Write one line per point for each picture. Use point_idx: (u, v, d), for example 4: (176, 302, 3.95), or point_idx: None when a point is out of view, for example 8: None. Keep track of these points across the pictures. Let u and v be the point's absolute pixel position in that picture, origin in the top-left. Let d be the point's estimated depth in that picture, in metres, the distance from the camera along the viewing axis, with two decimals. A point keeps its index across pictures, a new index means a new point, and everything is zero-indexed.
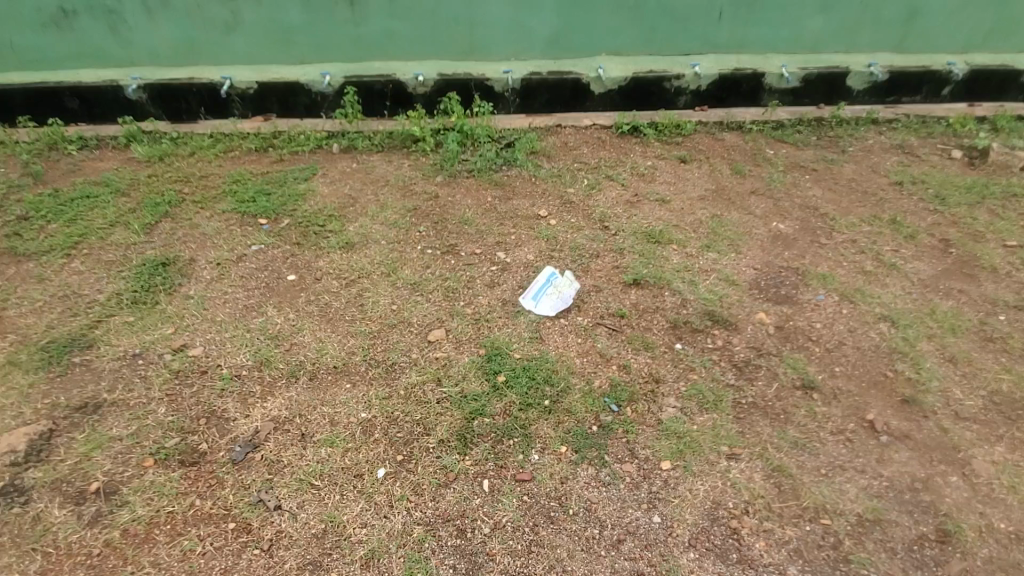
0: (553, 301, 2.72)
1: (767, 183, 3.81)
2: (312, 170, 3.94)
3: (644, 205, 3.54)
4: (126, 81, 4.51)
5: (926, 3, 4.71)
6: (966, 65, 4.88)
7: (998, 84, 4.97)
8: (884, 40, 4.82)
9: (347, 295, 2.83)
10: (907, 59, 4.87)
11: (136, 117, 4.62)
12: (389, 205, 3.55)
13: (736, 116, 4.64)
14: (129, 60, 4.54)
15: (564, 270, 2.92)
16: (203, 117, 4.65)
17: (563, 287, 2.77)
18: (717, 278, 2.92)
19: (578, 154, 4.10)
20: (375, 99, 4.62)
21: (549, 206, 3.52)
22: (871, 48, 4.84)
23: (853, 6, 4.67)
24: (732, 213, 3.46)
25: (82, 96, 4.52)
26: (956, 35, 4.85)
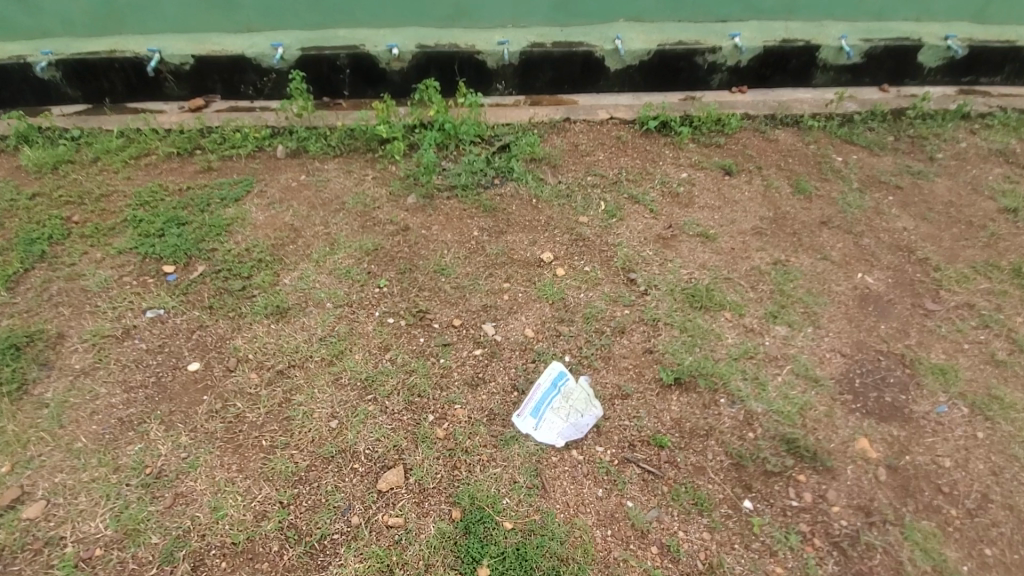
0: (561, 424, 1.88)
1: (842, 207, 2.90)
2: (245, 185, 3.02)
3: (682, 243, 2.64)
4: (34, 58, 3.51)
5: None
6: None
7: None
8: (961, 10, 3.84)
9: (266, 406, 1.98)
10: (988, 31, 3.85)
11: (53, 102, 3.64)
12: (341, 242, 2.65)
13: (789, 105, 3.65)
14: (42, 32, 3.58)
15: (581, 375, 2.05)
16: (131, 100, 3.65)
17: (577, 403, 1.93)
18: (792, 373, 2.07)
19: (592, 162, 3.13)
20: (330, 78, 3.62)
21: (555, 245, 2.63)
22: (946, 18, 3.85)
23: None
24: (801, 259, 2.57)
25: None
26: None
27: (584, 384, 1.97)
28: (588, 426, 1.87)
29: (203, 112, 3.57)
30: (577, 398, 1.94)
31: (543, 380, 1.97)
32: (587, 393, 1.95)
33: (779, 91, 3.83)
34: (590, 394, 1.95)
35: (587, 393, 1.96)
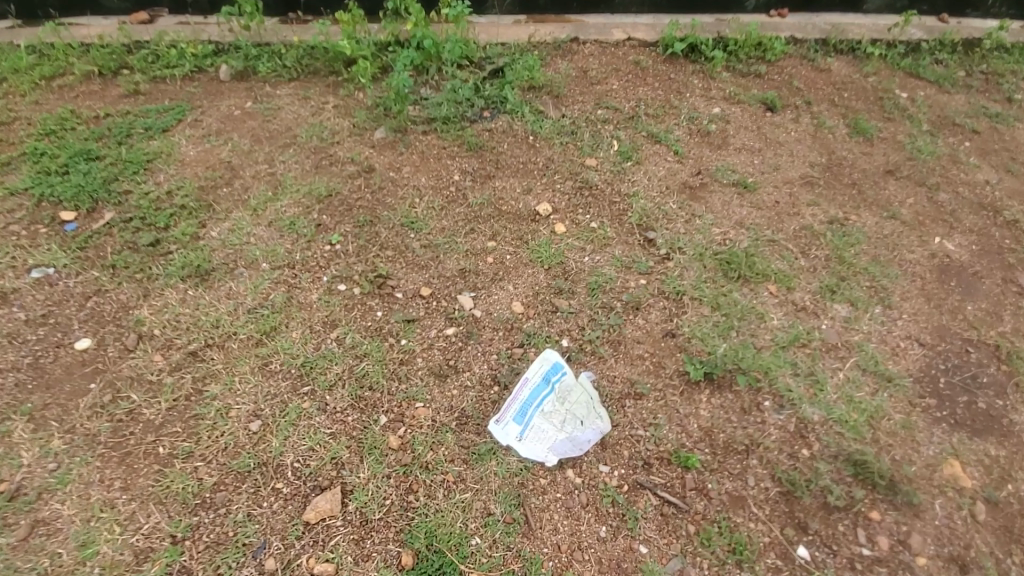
0: (553, 436, 1.44)
1: (913, 153, 2.33)
2: (177, 112, 2.45)
3: (713, 194, 2.10)
4: None
5: None
6: None
7: None
8: None
9: (165, 396, 1.53)
10: None
11: None
12: (288, 184, 2.11)
13: (844, 29, 2.97)
14: None
15: (582, 370, 1.58)
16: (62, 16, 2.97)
17: (575, 408, 1.48)
18: (856, 367, 1.60)
19: (604, 92, 2.53)
20: None
21: (554, 195, 2.09)
22: None
23: None
24: (863, 217, 2.03)
25: None
26: None
27: (586, 384, 1.51)
28: (590, 441, 1.43)
29: (152, 26, 2.93)
30: (576, 401, 1.49)
31: (532, 374, 1.51)
32: (590, 394, 1.50)
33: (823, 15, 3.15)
34: (594, 396, 1.50)
35: (590, 394, 1.50)
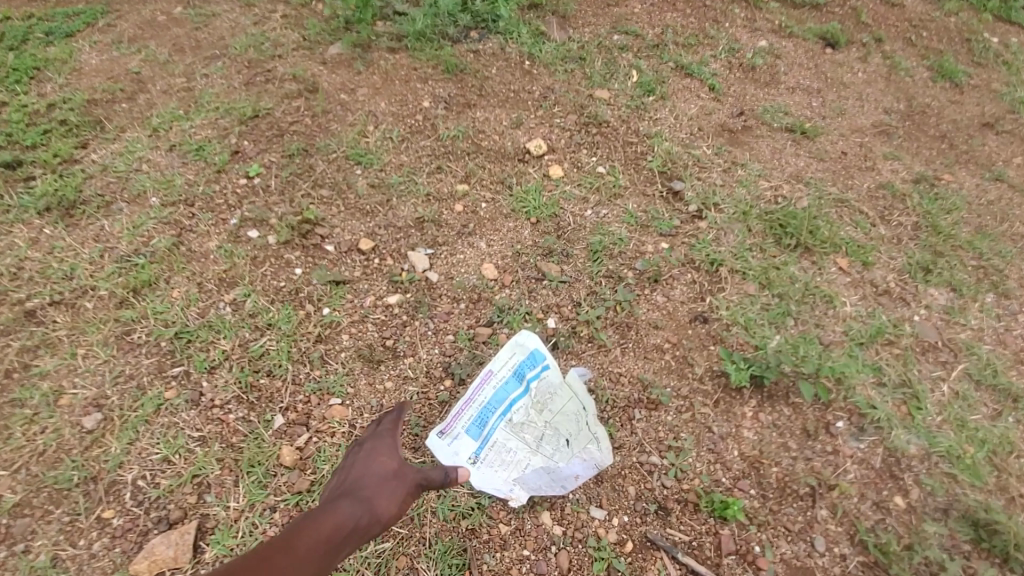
0: (524, 463, 0.99)
1: (1015, 104, 1.80)
2: (86, 15, 1.94)
3: (760, 139, 1.60)
4: None
5: None
6: None
7: None
8: None
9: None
10: None
11: None
12: (205, 101, 1.61)
13: None
14: None
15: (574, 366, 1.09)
16: None
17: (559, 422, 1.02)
18: (966, 377, 1.12)
19: (623, 15, 1.99)
20: None
21: (551, 131, 1.59)
22: None
23: None
24: (959, 177, 1.52)
25: None
26: None
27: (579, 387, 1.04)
28: (579, 474, 0.97)
29: None
30: (562, 411, 1.02)
31: (498, 367, 1.04)
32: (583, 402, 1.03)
33: None
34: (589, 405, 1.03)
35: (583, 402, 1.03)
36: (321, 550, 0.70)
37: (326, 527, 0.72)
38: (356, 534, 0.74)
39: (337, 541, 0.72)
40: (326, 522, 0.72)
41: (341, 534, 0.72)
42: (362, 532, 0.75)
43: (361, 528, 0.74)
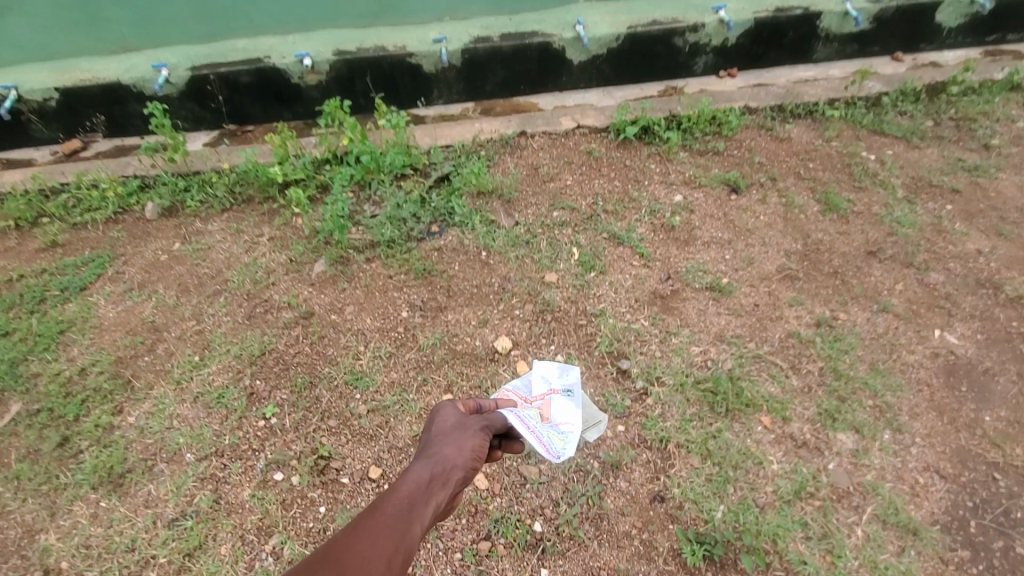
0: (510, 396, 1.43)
1: (892, 224, 2.15)
2: (96, 265, 2.20)
3: (687, 302, 1.92)
4: None
5: None
6: None
7: None
8: None
9: None
10: None
11: (27, 142, 3.35)
12: (216, 345, 1.88)
13: (800, 91, 2.77)
14: None
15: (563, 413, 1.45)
16: (101, 139, 3.37)
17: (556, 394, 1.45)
18: (875, 520, 1.42)
19: (558, 190, 2.37)
20: (270, 100, 3.30)
21: (513, 324, 1.89)
22: None
23: None
24: (852, 313, 1.84)
25: None
26: None
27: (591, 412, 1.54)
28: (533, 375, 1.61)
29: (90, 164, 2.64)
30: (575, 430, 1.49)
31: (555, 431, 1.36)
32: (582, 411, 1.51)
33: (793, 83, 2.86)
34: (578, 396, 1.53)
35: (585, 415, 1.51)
36: (417, 493, 1.02)
37: (414, 481, 1.04)
38: (436, 478, 1.07)
39: (425, 486, 1.04)
40: (413, 479, 1.05)
41: (426, 482, 1.05)
42: (441, 477, 1.08)
43: (438, 475, 1.07)
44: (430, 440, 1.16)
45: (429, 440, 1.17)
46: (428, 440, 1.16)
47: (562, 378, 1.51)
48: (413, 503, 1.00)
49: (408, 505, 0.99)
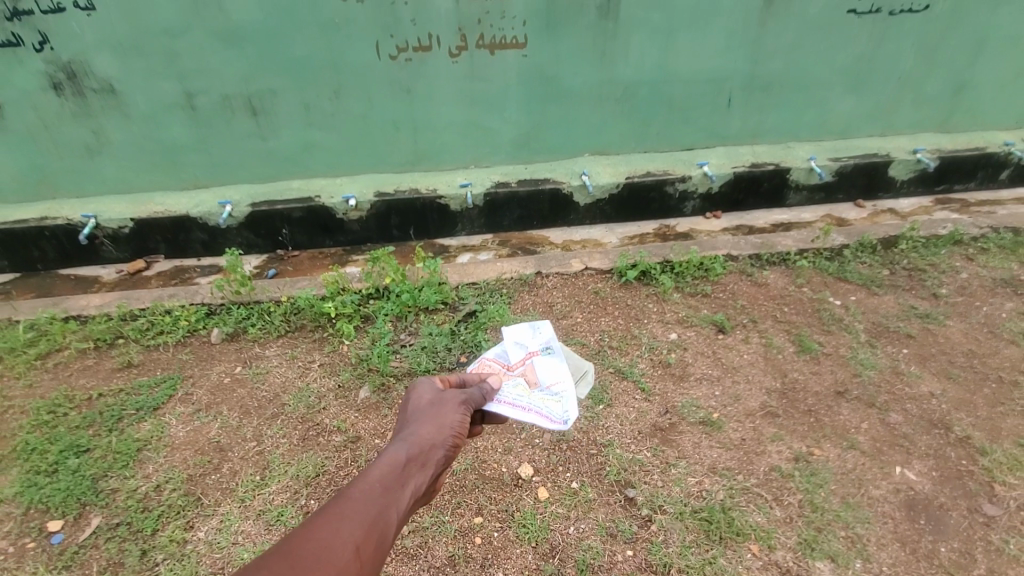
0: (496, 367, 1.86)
1: (858, 367, 2.51)
2: (167, 386, 2.52)
3: (683, 435, 2.23)
4: (79, 220, 3.63)
5: (972, 73, 3.98)
6: (934, 153, 4.07)
7: (969, 169, 4.16)
8: (887, 124, 4.09)
9: None
10: (887, 142, 4.11)
11: (97, 260, 3.78)
12: (275, 465, 2.17)
13: (774, 242, 3.25)
14: (43, 194, 3.71)
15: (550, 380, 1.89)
16: (163, 257, 3.82)
17: (537, 355, 1.92)
18: None
19: (570, 327, 2.76)
20: (316, 231, 3.81)
21: (533, 451, 2.20)
22: (877, 130, 4.11)
23: (891, 83, 3.91)
24: (825, 449, 2.17)
25: (5, 240, 3.64)
26: (929, 116, 4.11)
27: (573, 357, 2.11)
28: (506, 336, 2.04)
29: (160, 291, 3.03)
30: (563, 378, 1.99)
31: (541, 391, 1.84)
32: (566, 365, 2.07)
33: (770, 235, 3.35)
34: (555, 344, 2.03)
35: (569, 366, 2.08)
36: (394, 471, 1.33)
37: (394, 461, 1.36)
38: (412, 459, 1.39)
39: (402, 465, 1.35)
40: (393, 457, 1.37)
41: (403, 461, 1.37)
42: (416, 456, 1.40)
43: (414, 456, 1.40)
44: (410, 424, 1.51)
45: (408, 425, 1.51)
46: (408, 424, 1.50)
47: (540, 334, 1.99)
48: (390, 478, 1.31)
49: (387, 479, 1.30)
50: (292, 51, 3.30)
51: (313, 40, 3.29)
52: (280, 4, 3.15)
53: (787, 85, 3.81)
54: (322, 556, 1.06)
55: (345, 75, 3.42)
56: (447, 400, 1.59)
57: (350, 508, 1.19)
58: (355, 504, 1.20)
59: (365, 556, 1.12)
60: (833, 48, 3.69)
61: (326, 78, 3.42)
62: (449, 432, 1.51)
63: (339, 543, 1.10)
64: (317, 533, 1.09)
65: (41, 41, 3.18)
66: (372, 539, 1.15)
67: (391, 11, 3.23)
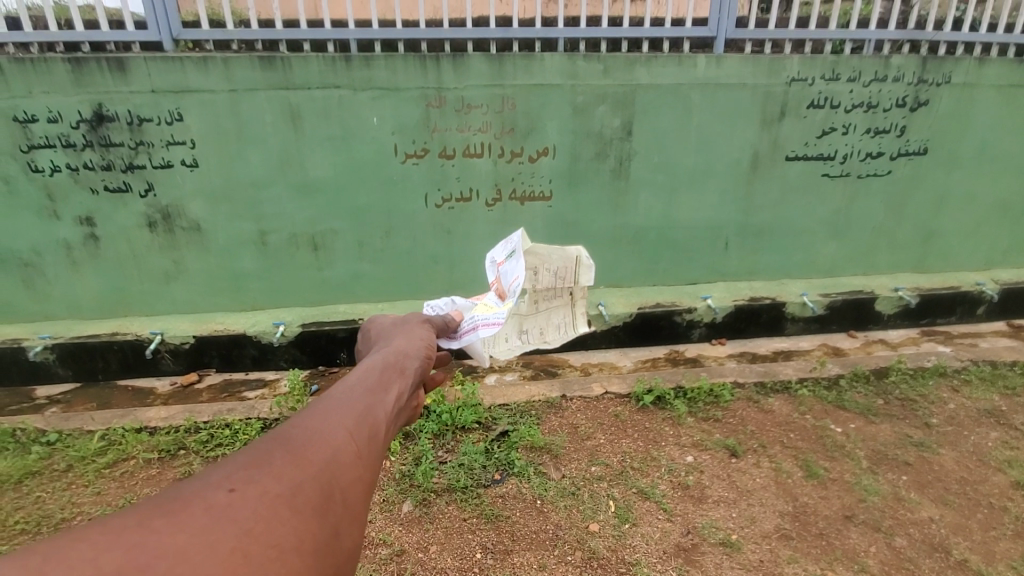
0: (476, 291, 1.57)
1: (861, 492, 2.74)
2: None
3: (705, 554, 2.42)
4: (146, 336, 4.00)
5: (938, 224, 4.57)
6: (914, 290, 4.50)
7: (948, 303, 4.55)
8: (867, 265, 4.62)
9: None
10: (870, 280, 4.60)
11: (153, 372, 4.08)
12: None
13: (776, 371, 3.61)
14: (116, 312, 4.15)
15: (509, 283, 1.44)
16: (214, 370, 4.11)
17: (504, 262, 1.52)
18: None
19: (594, 448, 3.02)
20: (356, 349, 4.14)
21: (567, 568, 2.38)
22: (860, 270, 4.62)
23: (867, 231, 4.48)
24: (838, 572, 2.35)
25: (75, 353, 3.98)
26: (905, 259, 4.64)
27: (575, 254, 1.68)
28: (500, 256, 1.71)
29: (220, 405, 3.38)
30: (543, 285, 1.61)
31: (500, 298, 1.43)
32: (551, 262, 1.62)
33: (772, 366, 3.70)
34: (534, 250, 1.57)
35: (557, 265, 1.63)
36: (382, 365, 1.01)
37: (380, 359, 1.04)
38: (402, 355, 1.07)
39: (394, 361, 1.04)
40: (379, 357, 1.05)
41: (394, 357, 1.05)
42: (408, 355, 1.09)
43: (404, 354, 1.08)
44: (388, 336, 1.20)
45: (389, 338, 1.19)
46: (384, 338, 1.19)
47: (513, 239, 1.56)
48: (377, 370, 0.99)
49: (375, 371, 0.99)
50: (354, 201, 3.92)
51: (373, 192, 3.91)
52: (350, 165, 3.82)
53: (776, 232, 4.38)
54: (311, 438, 0.75)
55: (395, 220, 4.00)
56: (418, 317, 1.29)
57: (329, 398, 0.87)
58: (334, 396, 0.88)
59: (365, 438, 0.81)
60: (812, 203, 4.31)
61: (379, 222, 4.00)
62: (429, 335, 1.22)
63: (327, 427, 0.79)
64: (296, 424, 0.79)
65: (146, 188, 3.78)
66: (366, 427, 0.84)
67: (440, 171, 3.88)
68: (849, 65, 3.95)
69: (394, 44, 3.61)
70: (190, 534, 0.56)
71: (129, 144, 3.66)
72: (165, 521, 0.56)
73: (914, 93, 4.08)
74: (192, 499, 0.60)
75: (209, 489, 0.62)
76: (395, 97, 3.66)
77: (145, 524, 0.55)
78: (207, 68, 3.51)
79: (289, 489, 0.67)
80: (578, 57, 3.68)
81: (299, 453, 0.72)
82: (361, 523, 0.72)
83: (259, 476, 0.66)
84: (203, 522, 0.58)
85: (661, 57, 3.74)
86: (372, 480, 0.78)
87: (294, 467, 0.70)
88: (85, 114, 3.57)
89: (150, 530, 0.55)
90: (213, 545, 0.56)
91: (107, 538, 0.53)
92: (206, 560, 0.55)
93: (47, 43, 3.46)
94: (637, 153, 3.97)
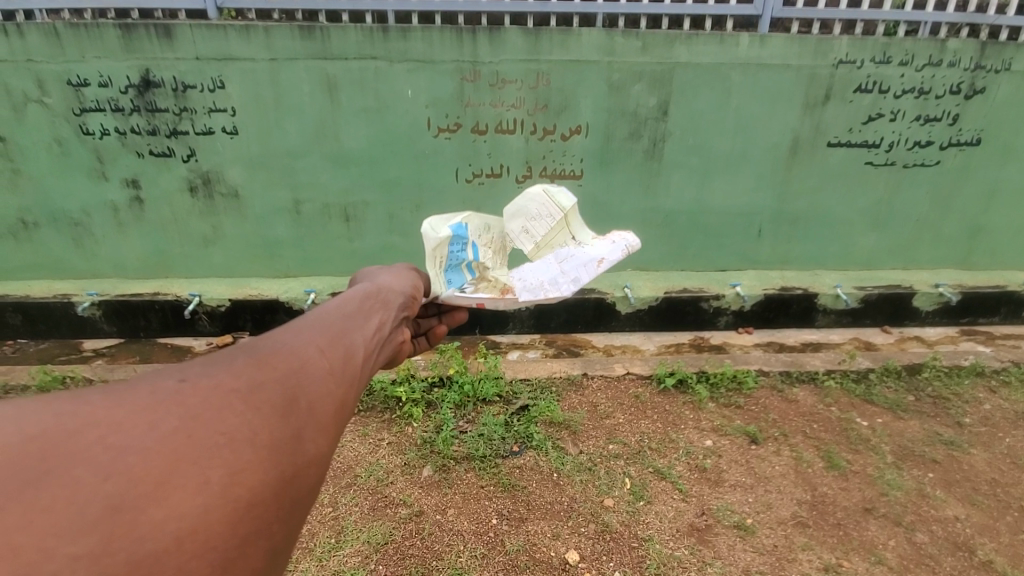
0: None
1: (883, 486, 2.69)
2: None
3: (719, 536, 2.43)
4: (185, 297, 4.17)
5: (986, 219, 4.37)
6: (956, 287, 4.33)
7: (992, 303, 4.37)
8: (907, 259, 4.46)
9: None
10: (910, 275, 4.44)
11: (191, 332, 4.26)
12: (348, 531, 2.45)
13: (803, 362, 3.55)
14: (157, 273, 4.32)
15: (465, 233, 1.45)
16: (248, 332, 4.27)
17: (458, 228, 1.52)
18: None
19: (613, 426, 3.04)
20: None
21: (579, 539, 2.42)
22: (899, 264, 4.47)
23: (909, 223, 4.32)
24: (854, 562, 2.33)
25: (119, 310, 4.18)
26: (948, 254, 4.47)
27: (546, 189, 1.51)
28: None
29: None
30: (547, 233, 1.47)
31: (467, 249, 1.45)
32: (532, 215, 1.48)
33: (799, 356, 3.64)
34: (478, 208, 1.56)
35: (540, 213, 1.48)
36: (355, 305, 1.02)
37: (356, 299, 1.05)
38: (374, 298, 1.08)
39: (368, 304, 1.05)
40: (354, 296, 1.06)
41: (367, 300, 1.06)
42: (382, 298, 1.10)
43: (378, 299, 1.09)
44: (365, 280, 1.21)
45: (367, 281, 1.20)
46: (362, 281, 1.21)
47: None
48: (349, 307, 1.00)
49: (347, 307, 1.00)
50: (386, 173, 3.97)
51: (405, 166, 3.95)
52: (384, 138, 3.86)
53: (812, 220, 4.27)
54: (277, 348, 0.76)
55: (426, 193, 4.04)
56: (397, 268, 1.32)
57: (301, 321, 0.87)
58: (308, 320, 0.88)
59: (336, 358, 0.81)
60: (852, 192, 4.17)
61: (411, 195, 4.05)
62: (406, 283, 1.23)
63: (295, 342, 0.79)
64: (263, 338, 0.79)
65: (189, 154, 3.90)
66: (337, 349, 0.84)
67: (472, 146, 3.89)
68: (902, 48, 3.77)
69: (431, 16, 3.61)
70: (129, 414, 0.56)
71: (174, 110, 3.78)
72: (107, 399, 0.57)
73: (970, 80, 3.89)
74: (141, 386, 0.60)
75: (162, 378, 0.63)
76: (430, 70, 3.67)
77: (85, 398, 0.56)
78: (249, 37, 3.58)
79: (245, 386, 0.66)
80: (616, 34, 3.61)
81: (262, 358, 0.72)
82: (325, 434, 0.71)
83: (215, 372, 0.66)
84: (147, 403, 0.58)
85: (702, 35, 3.64)
86: (340, 397, 0.77)
87: (256, 367, 0.70)
88: (134, 80, 3.69)
89: (89, 406, 0.56)
90: (154, 426, 0.56)
91: (42, 409, 0.54)
92: (144, 437, 0.55)
93: (100, 10, 3.58)
94: (673, 134, 3.90)
